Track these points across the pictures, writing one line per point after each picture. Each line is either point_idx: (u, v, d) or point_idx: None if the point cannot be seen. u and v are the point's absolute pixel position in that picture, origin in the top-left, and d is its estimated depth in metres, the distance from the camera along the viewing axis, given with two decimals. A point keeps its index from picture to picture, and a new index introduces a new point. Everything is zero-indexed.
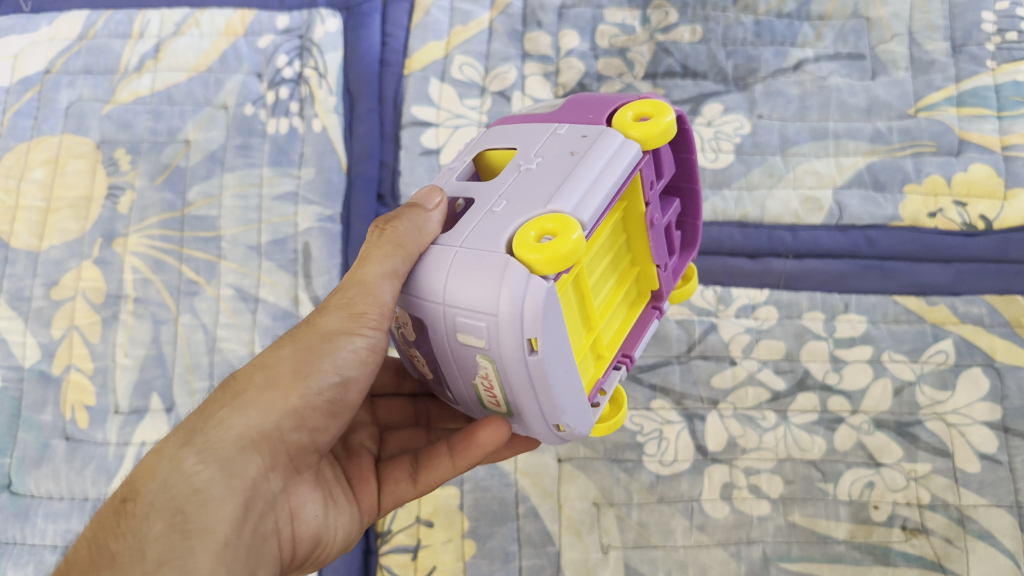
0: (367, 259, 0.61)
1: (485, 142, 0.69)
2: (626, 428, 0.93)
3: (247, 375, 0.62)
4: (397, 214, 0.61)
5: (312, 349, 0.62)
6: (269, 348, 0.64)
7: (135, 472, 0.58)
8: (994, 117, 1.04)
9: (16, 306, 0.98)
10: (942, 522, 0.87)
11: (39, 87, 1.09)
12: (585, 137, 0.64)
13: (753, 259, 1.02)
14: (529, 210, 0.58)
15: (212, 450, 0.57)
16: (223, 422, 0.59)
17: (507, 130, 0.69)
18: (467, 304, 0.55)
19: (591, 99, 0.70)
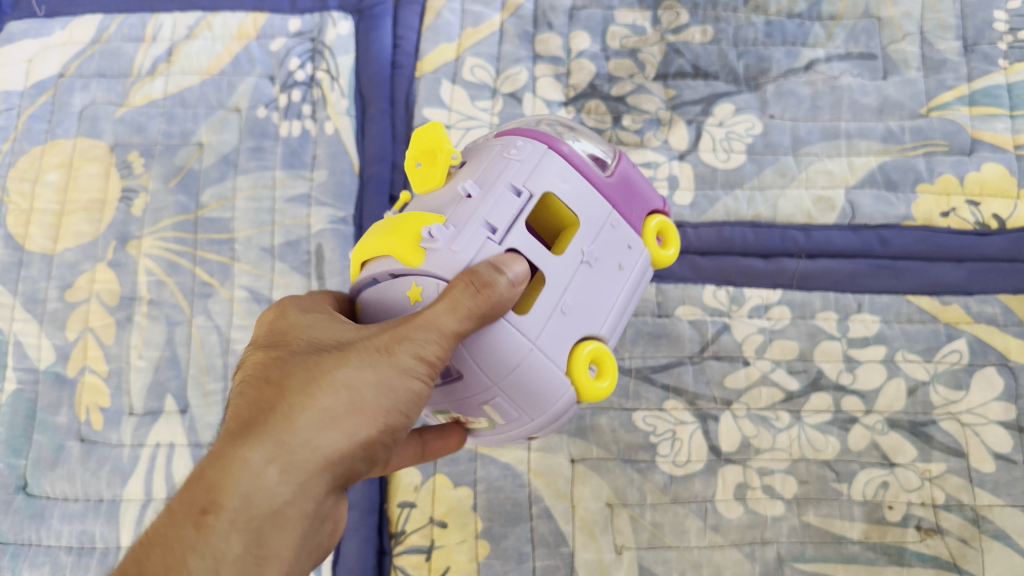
0: (448, 305, 0.54)
1: (554, 184, 0.62)
2: (639, 429, 0.93)
3: (311, 391, 0.52)
4: (494, 281, 0.54)
5: (393, 378, 0.54)
6: (346, 354, 0.55)
7: (210, 474, 0.49)
8: (1006, 116, 1.04)
9: (31, 309, 0.99)
10: (957, 522, 0.88)
11: (53, 91, 1.10)
12: (631, 249, 0.66)
13: (766, 259, 1.01)
14: (587, 330, 0.62)
15: (295, 470, 0.50)
16: (308, 440, 0.51)
17: (573, 183, 0.63)
18: (518, 405, 0.60)
19: (633, 183, 0.69)
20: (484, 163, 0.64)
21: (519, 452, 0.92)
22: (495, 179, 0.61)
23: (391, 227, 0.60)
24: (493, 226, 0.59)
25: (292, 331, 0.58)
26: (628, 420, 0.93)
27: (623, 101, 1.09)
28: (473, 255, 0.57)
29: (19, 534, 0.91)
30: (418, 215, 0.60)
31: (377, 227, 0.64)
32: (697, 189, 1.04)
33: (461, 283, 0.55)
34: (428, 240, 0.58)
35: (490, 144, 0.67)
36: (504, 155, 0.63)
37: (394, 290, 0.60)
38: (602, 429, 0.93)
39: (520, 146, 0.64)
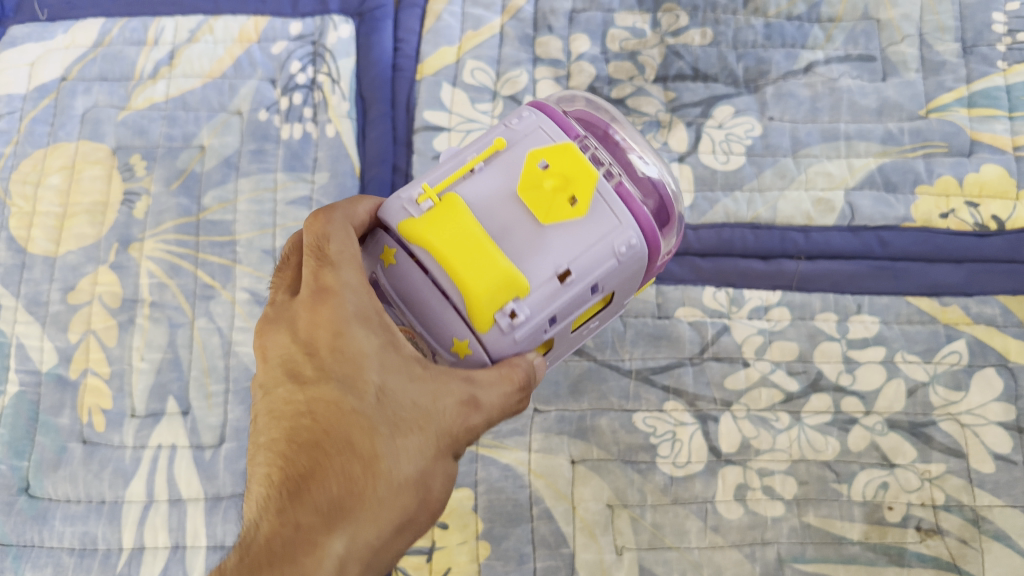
0: (500, 383, 0.65)
1: (621, 286, 0.71)
2: (639, 430, 0.93)
3: (397, 477, 0.62)
4: (532, 380, 0.67)
5: (449, 465, 0.65)
6: (419, 433, 0.63)
7: (305, 562, 0.57)
8: (1005, 118, 1.04)
9: (34, 311, 0.99)
10: (957, 523, 0.88)
11: (56, 94, 1.10)
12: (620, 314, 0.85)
13: (765, 261, 1.01)
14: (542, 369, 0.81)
15: (371, 560, 0.61)
16: (387, 531, 0.61)
17: (629, 288, 0.73)
18: None
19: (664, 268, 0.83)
20: (592, 237, 0.67)
21: (519, 453, 0.92)
22: (592, 274, 0.67)
23: (493, 284, 0.64)
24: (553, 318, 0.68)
25: (365, 367, 0.63)
26: (628, 421, 0.93)
27: (623, 104, 1.09)
28: (521, 345, 0.67)
29: (21, 535, 0.92)
30: (501, 262, 0.65)
31: (472, 238, 0.65)
32: (697, 190, 1.05)
33: (517, 380, 0.66)
34: (503, 318, 0.65)
35: (609, 205, 0.68)
36: (612, 250, 0.67)
37: (448, 321, 0.67)
38: (602, 430, 0.93)
39: (633, 244, 0.68)
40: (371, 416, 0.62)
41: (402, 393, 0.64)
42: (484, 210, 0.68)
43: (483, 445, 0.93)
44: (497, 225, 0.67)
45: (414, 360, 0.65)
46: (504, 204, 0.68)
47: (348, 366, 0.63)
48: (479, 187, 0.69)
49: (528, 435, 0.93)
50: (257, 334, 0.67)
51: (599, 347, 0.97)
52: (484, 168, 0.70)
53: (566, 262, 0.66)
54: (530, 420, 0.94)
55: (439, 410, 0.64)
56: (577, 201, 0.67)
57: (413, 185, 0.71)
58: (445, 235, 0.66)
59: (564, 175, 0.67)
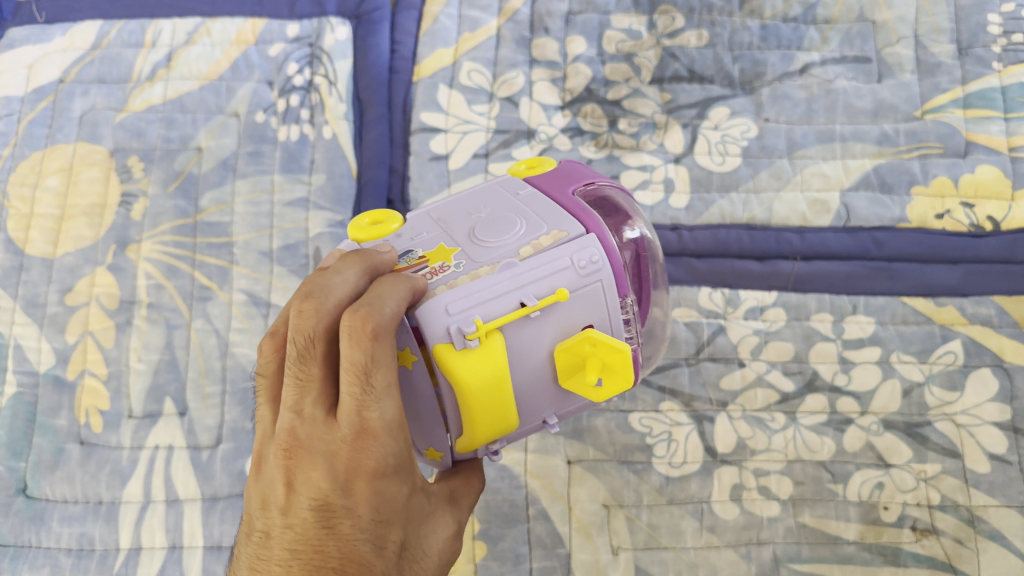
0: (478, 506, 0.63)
1: None
2: (635, 430, 0.93)
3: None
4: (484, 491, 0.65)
5: None
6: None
7: None
8: (1000, 119, 1.05)
9: (31, 313, 1.00)
10: (952, 523, 0.89)
11: (54, 96, 1.10)
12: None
13: (761, 262, 1.01)
14: None
15: None
16: None
17: None
18: None
19: None
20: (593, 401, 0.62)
21: (515, 454, 0.92)
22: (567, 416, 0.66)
23: (495, 433, 0.59)
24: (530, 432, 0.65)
25: (395, 520, 0.55)
26: (624, 421, 0.94)
27: (619, 105, 1.09)
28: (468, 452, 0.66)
29: (18, 536, 0.92)
30: (512, 413, 0.58)
31: (499, 396, 0.57)
32: (692, 192, 1.05)
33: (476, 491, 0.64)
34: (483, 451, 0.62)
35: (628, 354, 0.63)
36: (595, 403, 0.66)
37: (434, 437, 0.59)
38: (598, 430, 0.93)
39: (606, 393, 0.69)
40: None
41: (417, 543, 0.57)
42: (520, 365, 0.57)
43: None
44: (522, 380, 0.58)
45: (425, 493, 0.59)
46: (538, 365, 0.58)
47: (381, 523, 0.54)
48: (520, 339, 0.57)
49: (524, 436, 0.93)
50: (280, 450, 0.55)
51: None
52: (537, 314, 0.56)
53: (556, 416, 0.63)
54: None
55: (438, 555, 0.59)
56: (601, 382, 0.59)
57: (466, 299, 0.55)
58: (476, 384, 0.55)
59: (610, 375, 0.58)
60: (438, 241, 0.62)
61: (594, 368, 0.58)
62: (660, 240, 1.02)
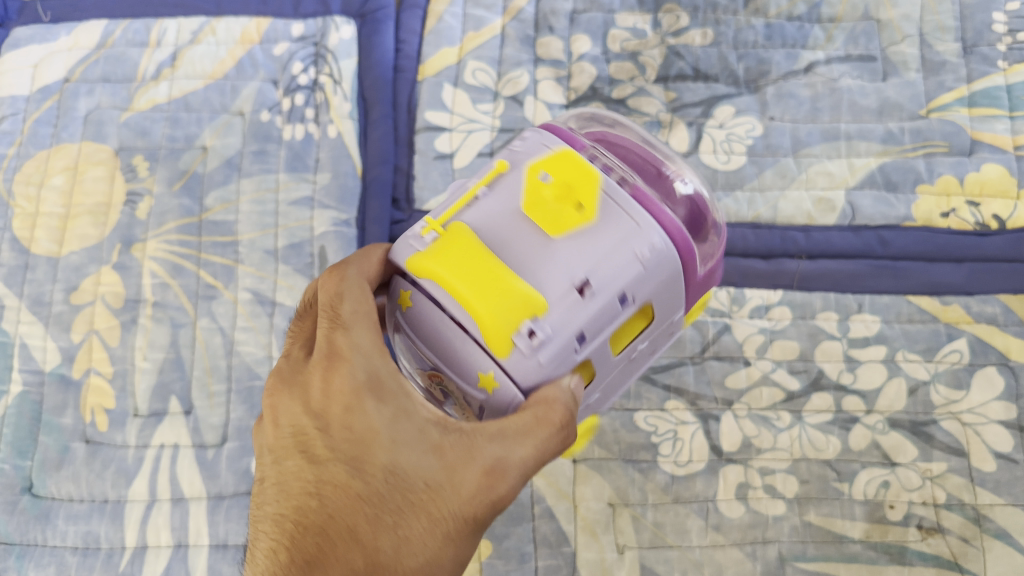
0: (534, 440, 0.61)
1: (658, 298, 0.66)
2: (641, 429, 0.93)
3: (397, 562, 0.59)
4: (569, 415, 0.61)
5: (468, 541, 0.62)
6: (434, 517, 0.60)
7: None
8: (1006, 117, 1.04)
9: (36, 311, 1.00)
10: (958, 522, 0.88)
11: (59, 95, 1.10)
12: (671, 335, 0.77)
13: (766, 260, 1.01)
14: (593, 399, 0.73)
15: None
16: None
17: (672, 300, 0.68)
18: None
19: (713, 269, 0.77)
20: (610, 243, 0.63)
21: None
22: (617, 283, 0.63)
23: (508, 308, 0.61)
24: (584, 335, 0.63)
25: (375, 446, 0.61)
26: (629, 420, 0.94)
27: (624, 104, 1.09)
28: (554, 369, 0.62)
29: (24, 535, 0.92)
30: (510, 281, 0.62)
31: (487, 268, 0.63)
32: None
33: (553, 427, 0.61)
34: (525, 339, 0.61)
35: (623, 206, 0.65)
36: (636, 256, 0.63)
37: (471, 354, 0.63)
38: (603, 429, 0.93)
39: (659, 244, 0.64)
40: (377, 503, 0.60)
41: (416, 471, 0.61)
42: (498, 233, 0.65)
43: None
44: (506, 241, 0.64)
45: (440, 428, 0.62)
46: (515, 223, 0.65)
47: (354, 443, 0.62)
48: (509, 217, 0.65)
49: None
50: (268, 392, 0.68)
51: None
52: (488, 191, 0.67)
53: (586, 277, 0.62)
54: None
55: (456, 486, 0.60)
56: (581, 210, 0.64)
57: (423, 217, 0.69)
58: (451, 275, 0.63)
59: (559, 184, 0.65)
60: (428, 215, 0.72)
61: (548, 194, 0.65)
62: None
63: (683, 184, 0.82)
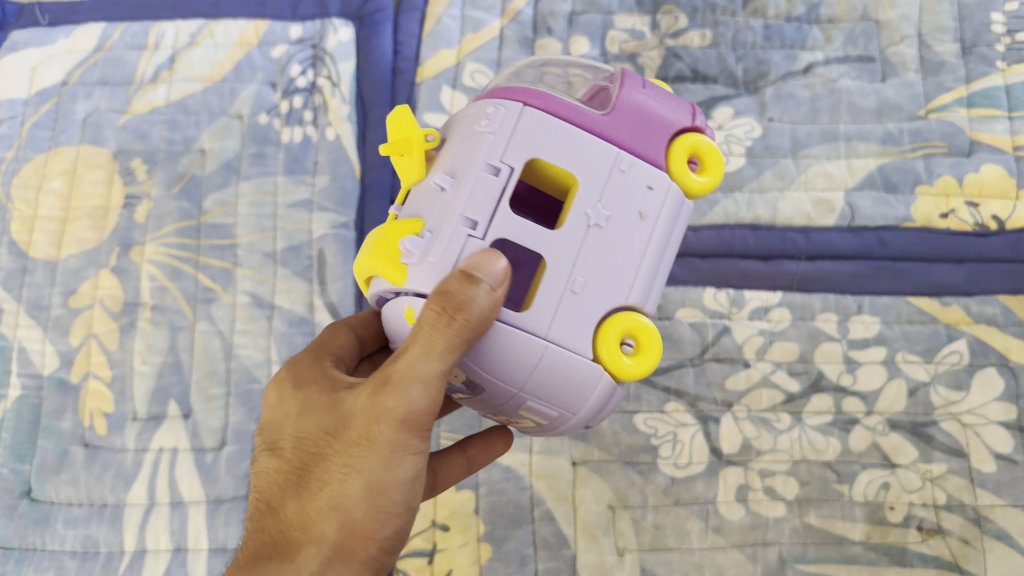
0: (410, 345, 0.56)
1: (537, 147, 0.58)
2: (641, 431, 0.93)
3: (306, 514, 0.58)
4: (449, 289, 0.54)
5: (377, 476, 0.57)
6: (331, 460, 0.58)
7: None
8: (1004, 117, 1.04)
9: (35, 315, 0.99)
10: (958, 523, 0.89)
11: (57, 99, 1.10)
12: (652, 191, 0.60)
13: (766, 262, 1.01)
14: (609, 300, 0.59)
15: None
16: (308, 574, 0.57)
17: (565, 141, 0.59)
18: (549, 403, 0.61)
19: (653, 105, 0.62)
20: (461, 137, 0.61)
21: (520, 455, 0.92)
22: (469, 159, 0.58)
23: (390, 242, 0.59)
24: (471, 218, 0.57)
25: (285, 423, 0.63)
26: (629, 422, 0.93)
27: None
28: (450, 258, 0.56)
29: (23, 539, 0.92)
30: (391, 229, 0.61)
31: (378, 238, 0.62)
32: None
33: (428, 320, 0.54)
34: (407, 251, 0.57)
35: (467, 113, 0.63)
36: (478, 132, 0.60)
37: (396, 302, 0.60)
38: (603, 431, 0.93)
39: (490, 113, 0.60)
40: (285, 468, 0.61)
41: (316, 426, 0.61)
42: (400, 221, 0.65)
43: None
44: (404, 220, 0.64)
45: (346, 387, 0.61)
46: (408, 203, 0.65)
47: (273, 428, 0.64)
48: (409, 199, 0.66)
49: (530, 437, 0.93)
50: None
51: None
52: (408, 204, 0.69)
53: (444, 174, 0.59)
54: None
55: (351, 421, 0.58)
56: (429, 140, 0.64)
57: None
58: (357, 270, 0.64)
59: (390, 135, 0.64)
60: None
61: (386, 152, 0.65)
62: None
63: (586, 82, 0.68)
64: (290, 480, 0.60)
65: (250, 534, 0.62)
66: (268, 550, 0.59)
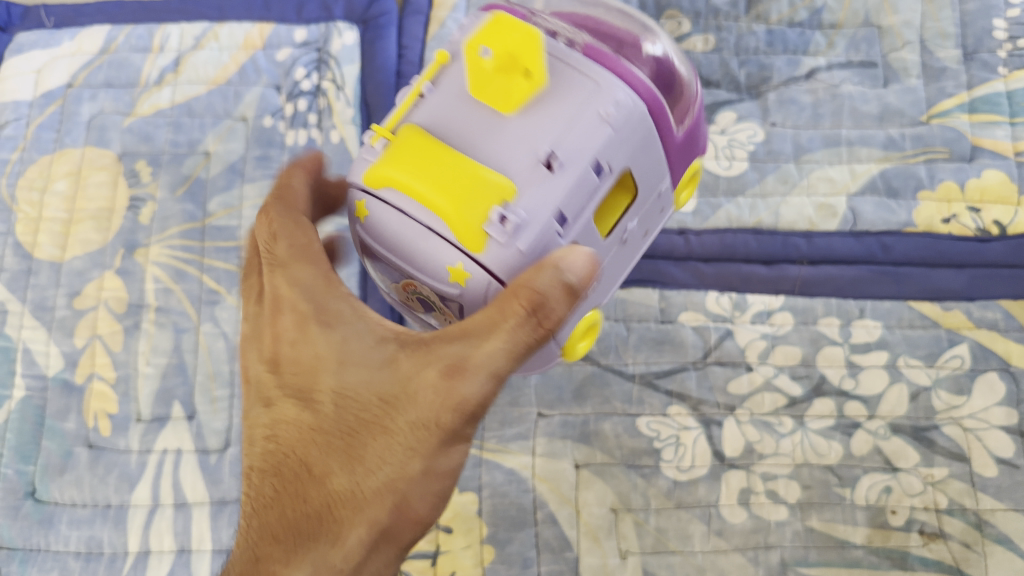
0: (493, 330, 0.59)
1: (632, 160, 0.69)
2: (643, 434, 0.93)
3: (358, 491, 0.62)
4: (548, 296, 0.58)
5: (434, 465, 0.61)
6: (388, 437, 0.61)
7: None
8: (1006, 123, 1.05)
9: (40, 317, 1.00)
10: (960, 527, 0.89)
11: (62, 101, 1.11)
12: (662, 211, 0.81)
13: (768, 266, 1.02)
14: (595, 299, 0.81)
15: None
16: (354, 550, 0.62)
17: (648, 164, 0.71)
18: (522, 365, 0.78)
19: (698, 130, 0.79)
20: (575, 107, 0.65)
21: (522, 457, 0.92)
22: (584, 153, 0.65)
23: (475, 193, 0.62)
24: (565, 216, 0.65)
25: (323, 371, 0.63)
26: (632, 425, 0.94)
27: None
28: (538, 255, 0.64)
29: (27, 540, 0.92)
30: (475, 171, 0.63)
31: (439, 156, 0.64)
32: (700, 197, 1.05)
33: (518, 314, 0.58)
34: (497, 227, 0.62)
35: (581, 70, 0.67)
36: (601, 116, 0.65)
37: (437, 249, 0.64)
38: (606, 434, 0.93)
39: (623, 103, 0.66)
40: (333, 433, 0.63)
41: (368, 392, 0.62)
42: (447, 126, 0.66)
43: (488, 450, 0.92)
44: (466, 142, 0.65)
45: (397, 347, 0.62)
46: (468, 114, 0.66)
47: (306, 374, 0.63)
48: (457, 100, 0.67)
49: (532, 440, 0.93)
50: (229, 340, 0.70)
51: (603, 352, 0.97)
52: (433, 87, 0.69)
53: (551, 148, 0.64)
54: (535, 424, 0.94)
55: (415, 396, 0.61)
56: (535, 79, 0.66)
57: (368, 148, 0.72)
58: (408, 176, 0.64)
59: (505, 49, 0.66)
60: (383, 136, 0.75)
61: (493, 64, 0.66)
62: (667, 245, 1.03)
63: (653, 46, 0.82)
64: (337, 449, 0.62)
65: (279, 489, 0.64)
66: (313, 523, 0.62)
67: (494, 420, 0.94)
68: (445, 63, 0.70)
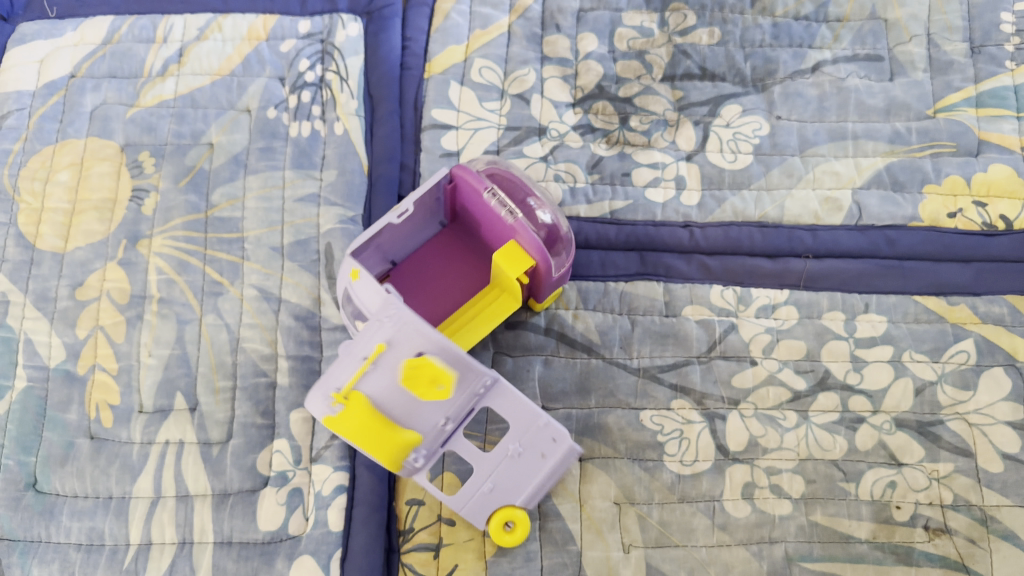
0: None
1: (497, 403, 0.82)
2: (647, 428, 0.93)
3: None
4: None
5: None
6: None
7: None
8: (1013, 117, 1.06)
9: (42, 307, 0.99)
10: (965, 523, 0.89)
11: (65, 91, 1.10)
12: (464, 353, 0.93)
13: (773, 260, 1.02)
14: None
15: None
16: None
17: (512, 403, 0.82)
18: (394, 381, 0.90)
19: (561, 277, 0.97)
20: (456, 406, 0.80)
21: None
22: (462, 412, 0.81)
23: (384, 437, 0.78)
24: (450, 422, 0.81)
25: None
26: (635, 419, 0.93)
27: (631, 102, 1.09)
28: (429, 463, 0.82)
29: (27, 531, 0.90)
30: (379, 427, 0.78)
31: (374, 432, 0.78)
32: (704, 189, 1.05)
33: None
34: (414, 461, 0.81)
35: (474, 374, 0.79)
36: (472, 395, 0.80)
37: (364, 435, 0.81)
38: (609, 427, 0.93)
39: (512, 451, 0.84)
40: None
41: None
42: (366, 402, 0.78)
43: (491, 443, 0.92)
44: (378, 397, 0.78)
45: None
46: (386, 387, 0.78)
47: None
48: (367, 384, 0.78)
49: None
50: None
51: (606, 345, 0.97)
52: (375, 367, 0.78)
53: (446, 422, 0.81)
54: None
55: None
56: (442, 388, 0.78)
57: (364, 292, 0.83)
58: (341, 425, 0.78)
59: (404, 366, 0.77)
60: (362, 288, 0.83)
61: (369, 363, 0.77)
62: (671, 238, 1.03)
63: (543, 214, 0.95)
64: None
65: None
66: None
67: (497, 413, 0.94)
68: (381, 351, 0.77)
